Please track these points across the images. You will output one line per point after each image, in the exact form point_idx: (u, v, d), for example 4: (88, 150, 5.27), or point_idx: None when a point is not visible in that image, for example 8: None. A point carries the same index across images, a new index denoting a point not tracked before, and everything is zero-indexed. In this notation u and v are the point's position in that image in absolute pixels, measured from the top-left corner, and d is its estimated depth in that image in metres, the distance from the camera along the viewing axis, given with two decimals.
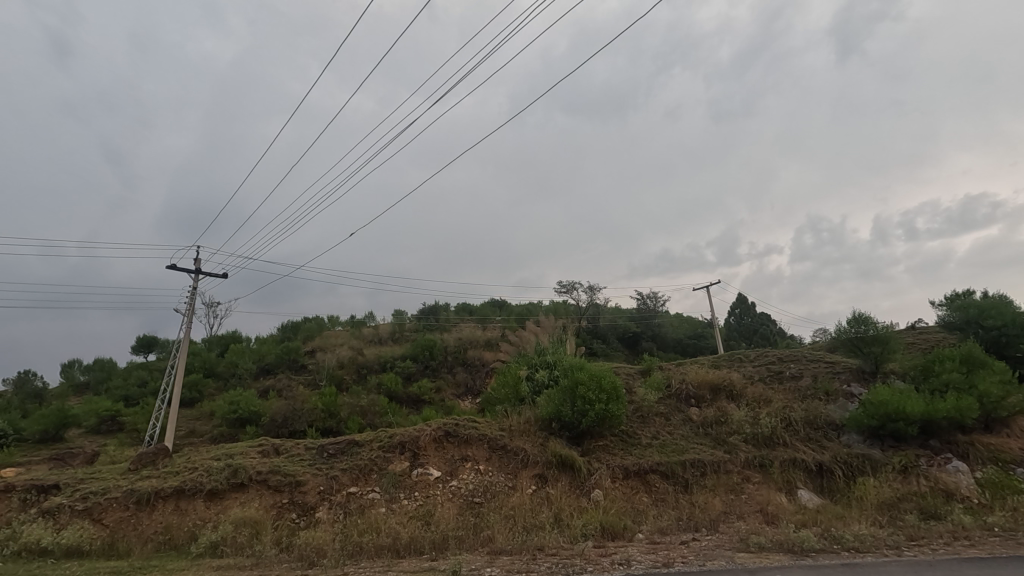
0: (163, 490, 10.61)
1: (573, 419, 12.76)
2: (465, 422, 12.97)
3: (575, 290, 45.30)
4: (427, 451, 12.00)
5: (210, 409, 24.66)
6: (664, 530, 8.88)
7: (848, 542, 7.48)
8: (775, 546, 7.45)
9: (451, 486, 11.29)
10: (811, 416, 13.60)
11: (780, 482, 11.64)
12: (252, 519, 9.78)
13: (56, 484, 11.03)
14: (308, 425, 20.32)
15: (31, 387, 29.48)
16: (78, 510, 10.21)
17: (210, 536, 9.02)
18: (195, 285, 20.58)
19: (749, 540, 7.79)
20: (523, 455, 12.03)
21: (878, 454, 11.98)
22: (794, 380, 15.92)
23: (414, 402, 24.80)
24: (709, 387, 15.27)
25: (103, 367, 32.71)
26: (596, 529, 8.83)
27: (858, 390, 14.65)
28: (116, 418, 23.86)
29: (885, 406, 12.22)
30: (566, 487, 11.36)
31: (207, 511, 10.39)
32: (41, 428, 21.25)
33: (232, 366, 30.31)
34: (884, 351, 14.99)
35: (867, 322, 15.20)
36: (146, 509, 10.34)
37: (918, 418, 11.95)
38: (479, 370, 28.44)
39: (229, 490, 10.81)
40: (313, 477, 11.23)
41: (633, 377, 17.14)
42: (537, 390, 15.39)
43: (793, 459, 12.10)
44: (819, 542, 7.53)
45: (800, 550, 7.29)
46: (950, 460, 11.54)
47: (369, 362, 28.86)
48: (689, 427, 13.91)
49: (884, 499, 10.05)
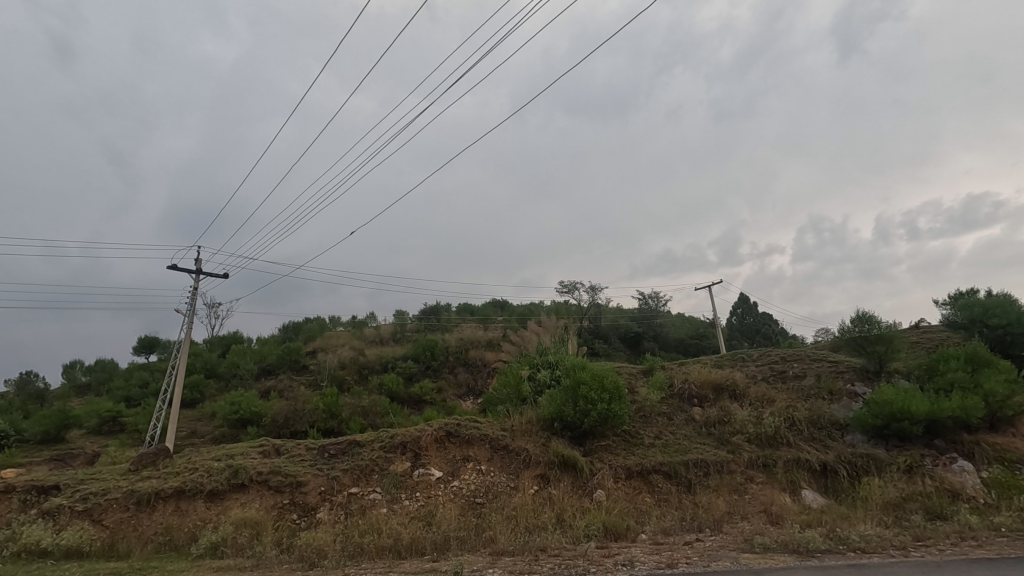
0: (163, 491, 10.56)
1: (575, 419, 12.68)
2: (466, 422, 12.91)
3: (577, 290, 45.22)
4: (428, 451, 11.94)
5: (211, 410, 24.65)
6: (667, 530, 8.81)
7: (853, 543, 7.40)
8: (781, 547, 7.37)
9: (452, 486, 11.22)
10: (814, 415, 13.52)
11: (783, 482, 11.55)
12: (252, 519, 9.72)
13: (56, 485, 10.98)
14: (309, 425, 20.29)
15: (32, 388, 29.48)
16: (78, 511, 10.17)
17: (211, 537, 8.97)
18: (196, 286, 20.52)
19: (753, 541, 7.71)
20: (525, 455, 11.96)
21: (882, 454, 11.89)
22: (797, 380, 15.83)
23: (415, 403, 24.74)
24: (711, 387, 15.19)
25: (104, 368, 32.70)
26: (598, 530, 8.75)
27: (861, 390, 14.56)
28: (117, 418, 23.84)
29: (889, 405, 12.13)
30: (568, 487, 11.29)
31: (207, 512, 10.33)
32: (43, 429, 21.21)
33: (233, 367, 30.28)
34: (888, 350, 14.90)
35: (871, 322, 15.12)
36: (146, 510, 10.28)
37: (922, 418, 11.87)
38: (480, 370, 28.41)
39: (229, 491, 10.76)
40: (314, 478, 11.17)
41: (635, 377, 17.07)
42: (539, 390, 15.35)
43: (797, 459, 12.01)
44: (825, 542, 7.45)
45: (806, 551, 7.20)
46: (955, 459, 11.46)
47: (370, 362, 28.82)
48: (692, 426, 13.83)
49: (889, 499, 9.97)
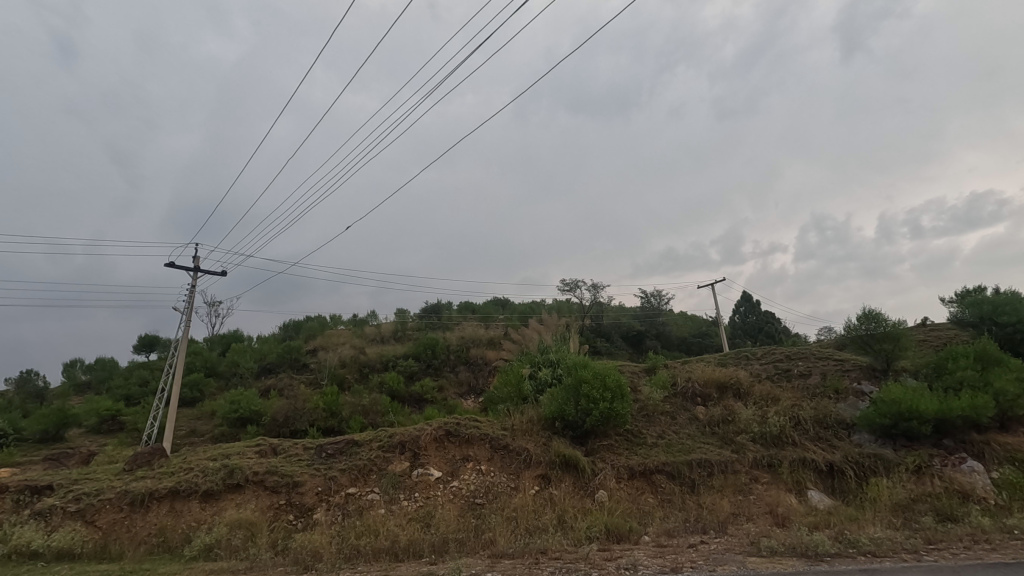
0: (158, 491, 10.38)
1: (577, 418, 12.48)
2: (466, 422, 12.69)
3: (579, 288, 44.86)
4: (427, 451, 11.73)
5: (211, 409, 24.53)
6: (671, 532, 8.63)
7: (864, 546, 7.17)
8: (789, 550, 7.14)
9: (452, 486, 11.02)
10: (820, 414, 13.30)
11: (789, 482, 11.34)
12: (247, 520, 9.53)
13: (50, 485, 10.81)
14: (309, 424, 20.13)
15: (32, 387, 29.40)
16: (71, 512, 10.00)
17: (204, 539, 8.79)
18: (194, 283, 20.32)
19: (760, 544, 7.48)
20: (526, 455, 11.74)
21: (890, 454, 11.65)
22: (803, 379, 15.59)
23: (416, 402, 24.53)
24: (715, 385, 14.95)
25: (105, 367, 32.59)
26: (600, 531, 8.56)
27: (868, 388, 14.30)
28: (116, 417, 23.71)
29: (898, 404, 11.87)
30: (570, 488, 11.08)
31: (201, 513, 10.15)
32: (41, 428, 21.09)
33: (233, 366, 30.10)
34: (895, 348, 14.64)
35: (878, 319, 14.84)
36: (140, 510, 10.11)
37: (931, 417, 11.63)
38: (481, 369, 28.19)
39: (225, 491, 10.58)
40: (311, 478, 10.98)
41: (637, 375, 16.85)
42: (540, 389, 15.15)
43: (803, 459, 11.78)
44: (834, 546, 7.22)
45: (815, 555, 6.98)
46: (964, 459, 11.22)
47: (370, 361, 28.62)
48: (696, 426, 13.59)
49: (898, 500, 9.74)
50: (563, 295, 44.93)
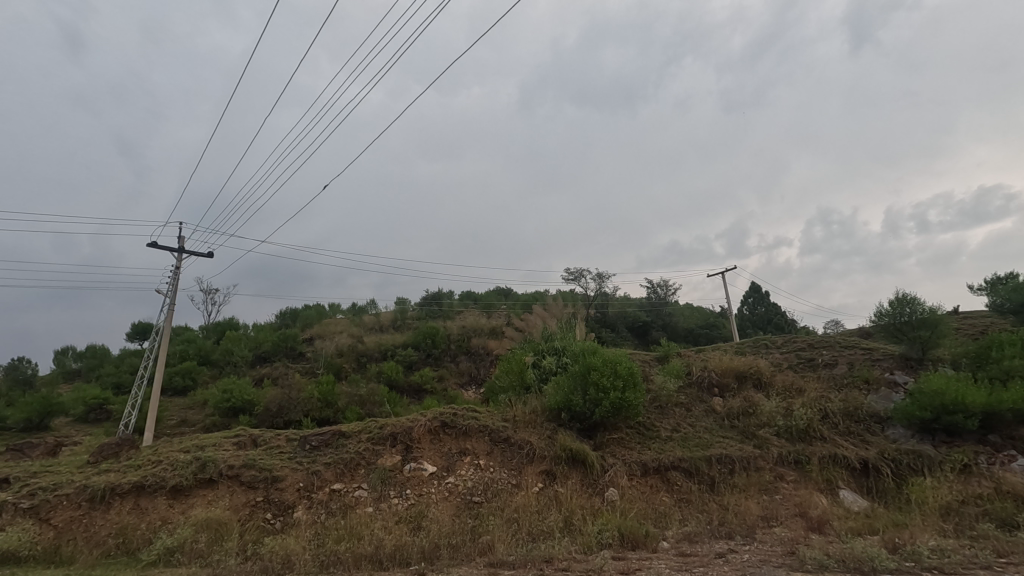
0: (120, 486, 9.39)
1: (585, 410, 11.43)
2: (464, 412, 11.60)
3: (584, 277, 43.55)
4: (421, 444, 10.70)
5: (203, 399, 23.57)
6: (693, 537, 7.62)
7: (925, 560, 6.11)
8: (838, 564, 6.06)
9: (447, 483, 10.00)
10: (850, 407, 12.25)
11: (819, 481, 10.25)
12: (217, 520, 8.51)
13: (6, 479, 9.82)
14: (303, 415, 19.05)
15: (19, 374, 28.52)
16: (23, 510, 9.04)
17: (167, 540, 7.80)
18: (178, 265, 19.29)
19: (801, 554, 6.41)
20: (528, 449, 10.67)
21: (932, 451, 10.55)
22: (828, 368, 14.51)
23: (415, 392, 23.61)
24: (733, 375, 13.88)
25: (96, 354, 31.62)
26: (614, 537, 7.51)
27: (902, 379, 13.17)
28: (104, 406, 22.77)
29: (941, 396, 10.66)
30: (577, 485, 10.04)
31: (170, 511, 9.18)
32: (23, 416, 20.19)
33: (227, 353, 29.00)
34: (932, 336, 13.52)
35: (912, 304, 13.74)
36: (100, 507, 9.14)
37: (978, 410, 10.48)
38: (483, 359, 27.18)
39: (196, 487, 9.60)
40: (292, 473, 9.96)
41: (648, 364, 15.80)
42: (544, 377, 14.16)
43: (834, 456, 10.71)
44: (891, 559, 6.15)
45: (871, 570, 5.88)
46: (1014, 458, 10.13)
47: (368, 350, 27.64)
48: (713, 419, 12.53)
49: (946, 502, 8.67)
50: (567, 284, 43.57)
